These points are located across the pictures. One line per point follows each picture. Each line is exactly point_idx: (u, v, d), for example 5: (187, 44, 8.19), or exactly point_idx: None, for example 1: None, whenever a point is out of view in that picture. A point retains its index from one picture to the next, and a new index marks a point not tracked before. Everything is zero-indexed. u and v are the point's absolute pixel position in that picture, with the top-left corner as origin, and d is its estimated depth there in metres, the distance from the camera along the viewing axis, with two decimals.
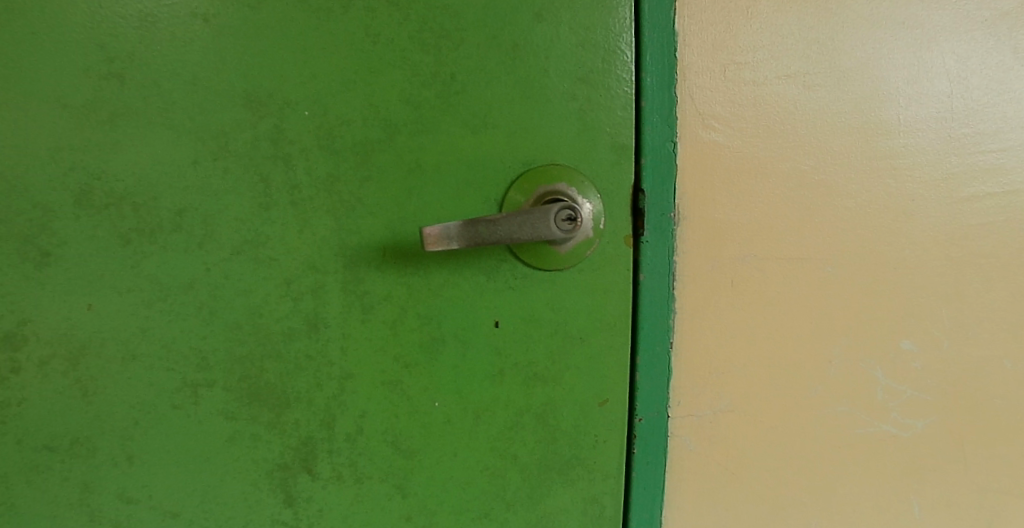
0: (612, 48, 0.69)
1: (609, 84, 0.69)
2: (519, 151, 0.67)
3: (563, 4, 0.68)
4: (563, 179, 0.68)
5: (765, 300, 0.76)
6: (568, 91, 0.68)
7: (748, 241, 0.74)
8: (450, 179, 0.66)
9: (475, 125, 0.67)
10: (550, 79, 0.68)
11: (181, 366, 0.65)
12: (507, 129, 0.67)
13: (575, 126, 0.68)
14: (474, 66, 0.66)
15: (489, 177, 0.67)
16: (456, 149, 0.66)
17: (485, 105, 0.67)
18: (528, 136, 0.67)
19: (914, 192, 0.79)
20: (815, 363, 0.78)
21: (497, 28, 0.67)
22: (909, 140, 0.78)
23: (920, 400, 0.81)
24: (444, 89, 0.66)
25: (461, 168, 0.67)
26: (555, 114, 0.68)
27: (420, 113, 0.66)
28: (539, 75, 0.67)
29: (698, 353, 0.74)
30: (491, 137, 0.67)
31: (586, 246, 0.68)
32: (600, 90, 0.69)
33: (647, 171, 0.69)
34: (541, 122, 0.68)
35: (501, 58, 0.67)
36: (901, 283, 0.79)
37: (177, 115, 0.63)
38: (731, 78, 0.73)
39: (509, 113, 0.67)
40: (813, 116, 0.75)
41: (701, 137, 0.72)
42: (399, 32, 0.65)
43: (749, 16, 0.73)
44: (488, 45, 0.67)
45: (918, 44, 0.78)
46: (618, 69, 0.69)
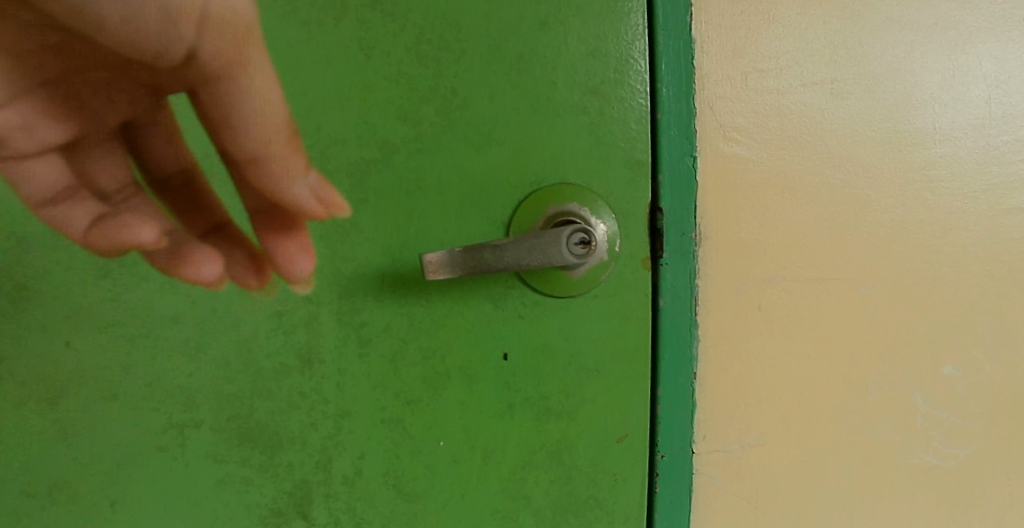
0: (625, 57, 0.64)
1: (622, 95, 0.64)
2: (527, 169, 0.63)
3: (571, 10, 0.63)
4: (575, 199, 0.63)
5: (795, 324, 0.70)
6: (576, 105, 0.64)
7: (776, 262, 0.69)
8: (453, 200, 0.62)
9: (478, 141, 0.62)
10: (559, 91, 0.63)
11: (167, 405, 0.61)
12: (513, 145, 0.63)
13: (587, 141, 0.64)
14: (476, 79, 0.62)
15: (495, 197, 0.62)
16: (459, 167, 0.62)
17: (489, 120, 0.62)
18: (534, 153, 0.63)
19: (952, 205, 0.73)
20: (849, 392, 0.72)
21: (501, 37, 0.62)
22: (947, 150, 0.73)
23: (963, 427, 0.75)
24: (444, 103, 0.62)
25: (464, 188, 0.62)
26: (564, 129, 0.63)
27: (420, 130, 0.62)
28: (547, 86, 0.63)
29: (724, 383, 0.69)
30: (496, 154, 0.62)
31: (600, 270, 0.63)
32: (613, 103, 0.64)
33: (665, 189, 0.65)
34: (547, 138, 0.63)
35: (505, 69, 0.62)
36: (940, 303, 0.74)
37: (159, 138, 0.59)
38: (753, 87, 0.68)
39: (515, 128, 0.63)
40: (842, 126, 0.70)
41: (723, 150, 0.67)
42: (396, 43, 0.61)
43: (770, 20, 0.68)
44: (492, 55, 0.62)
45: (953, 47, 0.72)
46: (631, 79, 0.64)
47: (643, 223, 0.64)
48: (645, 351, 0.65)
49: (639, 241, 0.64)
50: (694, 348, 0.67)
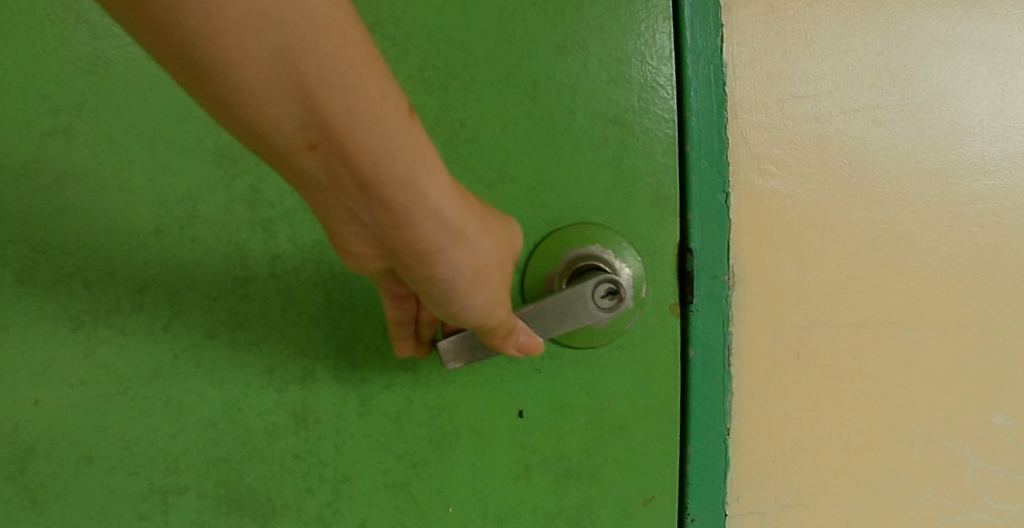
0: (649, 83, 0.60)
1: (645, 125, 0.60)
2: (542, 208, 0.59)
3: (589, 33, 0.59)
4: (596, 241, 0.59)
5: (836, 373, 0.64)
6: (596, 137, 0.60)
7: (815, 306, 0.63)
8: None
9: (490, 179, 0.59)
10: (577, 122, 0.59)
11: (147, 470, 0.55)
12: (527, 182, 0.59)
13: (608, 176, 0.60)
14: (487, 109, 0.59)
15: None
16: None
17: (502, 154, 0.59)
18: (552, 188, 0.59)
19: (1004, 241, 0.68)
20: (893, 447, 0.66)
21: (513, 63, 0.59)
22: (997, 182, 0.67)
23: (1019, 482, 0.69)
24: (454, 136, 0.59)
25: None
26: (583, 163, 0.59)
27: None
28: (563, 117, 0.59)
29: (760, 439, 0.63)
30: (509, 192, 0.59)
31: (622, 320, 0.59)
32: (636, 133, 0.60)
33: (694, 228, 0.60)
34: (565, 175, 0.59)
35: (519, 98, 0.59)
36: (992, 347, 0.68)
37: (137, 177, 0.54)
38: (790, 115, 0.62)
39: (530, 163, 0.59)
40: (883, 157, 0.65)
41: (758, 185, 0.61)
42: (397, 72, 0.58)
43: (807, 41, 0.63)
44: (504, 84, 0.59)
45: (1005, 69, 0.67)
46: (657, 107, 0.60)
47: (668, 266, 0.60)
48: (669, 405, 0.60)
49: (664, 285, 0.60)
50: (724, 403, 0.61)
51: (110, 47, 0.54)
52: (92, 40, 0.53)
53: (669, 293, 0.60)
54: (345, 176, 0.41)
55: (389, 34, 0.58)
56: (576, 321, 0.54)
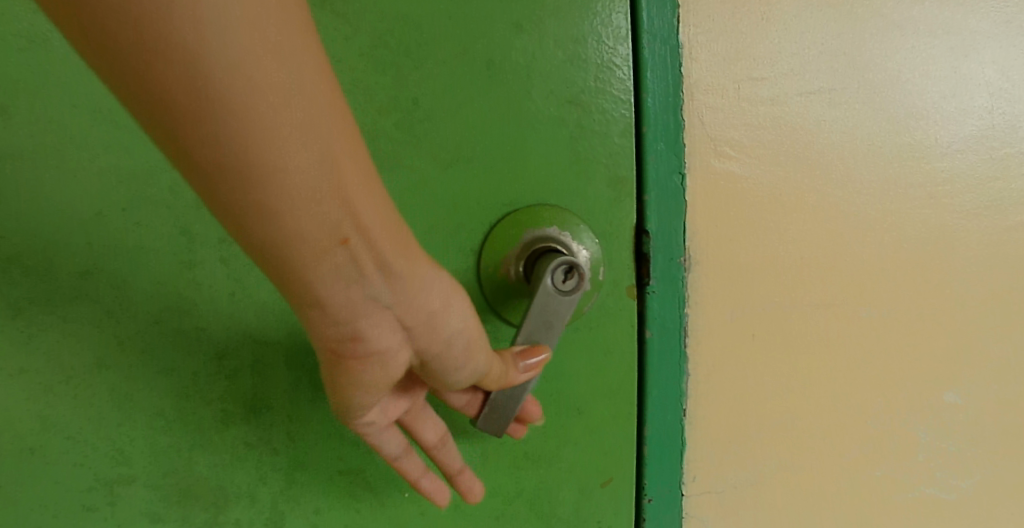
0: (606, 64, 0.59)
1: (602, 106, 0.59)
2: (499, 190, 0.59)
3: (546, 11, 0.59)
4: (554, 223, 0.59)
5: (791, 354, 0.65)
6: (553, 119, 0.59)
7: (770, 287, 0.64)
8: (416, 224, 0.58)
9: (445, 159, 0.58)
10: (534, 102, 0.59)
11: (93, 460, 0.54)
12: (483, 164, 0.59)
13: (566, 158, 0.59)
14: (442, 89, 0.58)
15: (466, 222, 0.59)
16: (425, 189, 0.58)
17: (457, 135, 0.58)
18: (509, 169, 0.59)
19: (956, 223, 0.69)
20: (847, 426, 0.67)
21: (468, 42, 0.58)
22: (949, 165, 0.68)
23: (967, 457, 0.71)
24: (408, 117, 0.58)
25: (433, 211, 0.58)
26: (540, 144, 0.59)
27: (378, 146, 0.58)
28: (521, 96, 0.59)
29: (717, 420, 0.63)
30: (465, 173, 0.58)
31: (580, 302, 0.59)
32: (593, 114, 0.59)
33: (651, 209, 0.60)
34: (523, 157, 0.59)
35: (475, 78, 0.58)
36: (942, 326, 0.69)
37: (76, 158, 0.52)
38: (746, 96, 0.62)
39: (486, 144, 0.58)
40: (839, 139, 0.65)
41: (714, 166, 0.62)
42: (349, 50, 0.57)
43: (765, 22, 0.63)
44: (459, 63, 0.58)
45: (958, 53, 0.67)
46: (614, 88, 0.59)
47: (626, 247, 0.60)
48: (625, 386, 0.61)
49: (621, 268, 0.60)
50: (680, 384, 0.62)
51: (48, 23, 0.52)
52: (27, 15, 0.51)
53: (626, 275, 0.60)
54: (362, 256, 0.40)
55: (341, 9, 0.57)
56: (572, 306, 0.51)
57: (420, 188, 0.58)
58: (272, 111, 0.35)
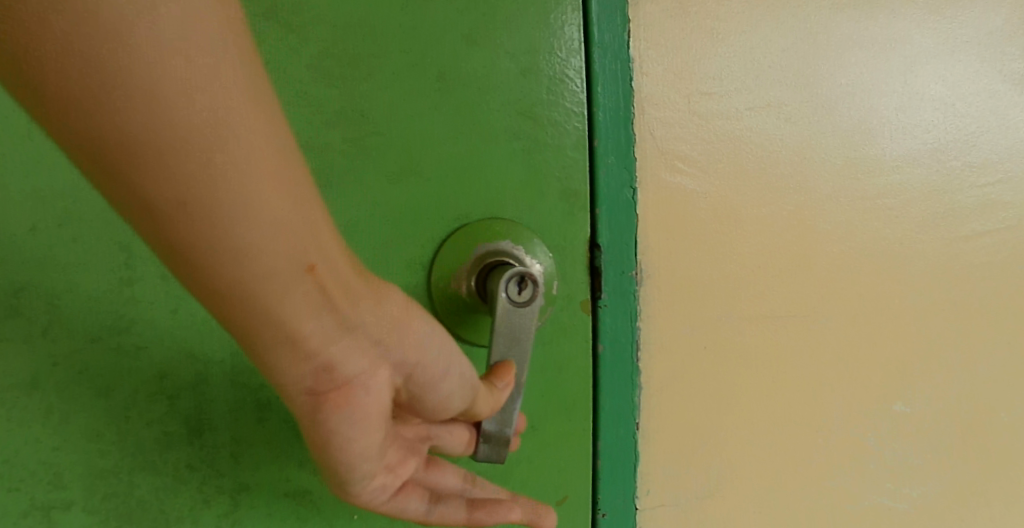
0: (558, 75, 0.59)
1: (555, 118, 0.59)
2: (449, 205, 0.58)
3: (496, 22, 0.58)
4: (507, 237, 0.58)
5: (745, 366, 0.65)
6: (502, 133, 0.59)
7: (722, 300, 0.64)
8: (365, 238, 0.57)
9: (393, 172, 0.58)
10: (485, 114, 0.58)
11: (27, 485, 0.52)
12: (435, 177, 0.58)
13: (519, 171, 0.59)
14: (390, 101, 0.57)
15: (416, 236, 0.58)
16: (374, 202, 0.57)
17: (406, 147, 0.58)
18: (460, 182, 0.58)
19: (905, 236, 0.71)
20: (801, 436, 0.68)
21: (418, 52, 0.57)
22: (900, 176, 0.70)
23: (918, 465, 0.72)
24: (355, 128, 0.57)
25: (382, 224, 0.57)
26: (493, 158, 0.59)
27: (325, 159, 0.57)
28: (473, 109, 0.58)
29: (671, 432, 0.64)
30: (415, 187, 0.58)
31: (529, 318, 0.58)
32: (545, 126, 0.59)
33: (602, 222, 0.60)
34: (473, 172, 0.58)
35: (425, 90, 0.58)
36: (892, 335, 0.70)
37: (7, 172, 0.51)
38: (697, 110, 0.63)
39: (437, 157, 0.58)
40: (788, 152, 0.66)
41: (665, 180, 0.62)
42: (294, 61, 0.56)
43: (715, 36, 0.63)
44: (409, 74, 0.57)
45: (913, 70, 0.69)
46: (566, 100, 0.59)
47: (577, 262, 0.60)
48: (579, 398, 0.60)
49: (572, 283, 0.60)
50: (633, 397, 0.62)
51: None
52: None
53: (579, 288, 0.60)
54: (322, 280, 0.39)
55: (286, 20, 0.56)
56: (535, 314, 0.51)
57: (370, 201, 0.57)
58: (243, 133, 0.35)
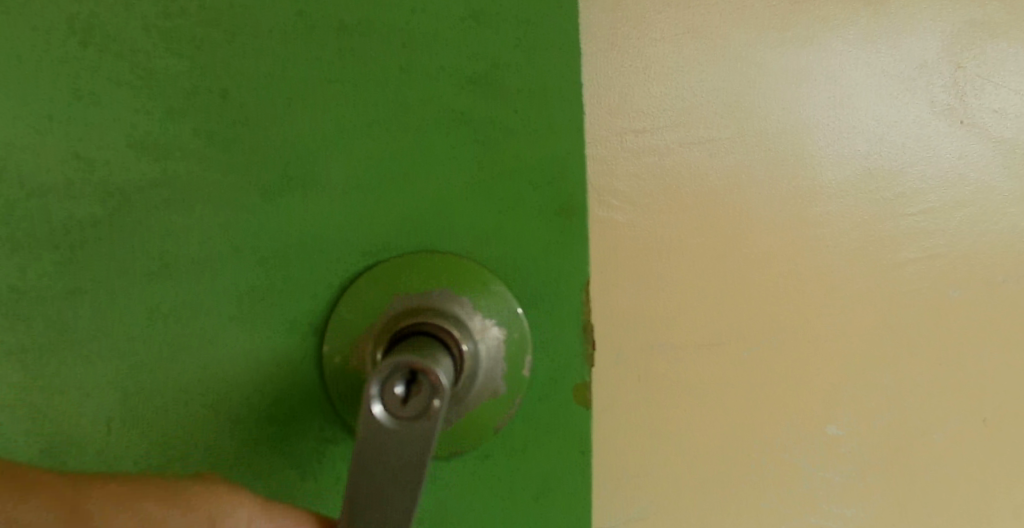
0: (526, 86, 0.67)
1: (508, 136, 0.67)
2: (405, 225, 0.66)
3: (472, 51, 0.67)
4: (468, 280, 0.64)
5: (680, 390, 0.69)
6: (478, 190, 0.67)
7: (655, 327, 0.69)
8: (321, 244, 0.66)
9: (356, 192, 0.66)
10: (442, 141, 0.67)
11: None
12: (390, 197, 0.66)
13: (468, 194, 0.67)
14: (360, 124, 0.67)
15: (370, 252, 0.66)
16: (326, 213, 0.66)
17: (369, 169, 0.66)
18: (412, 206, 0.66)
19: (834, 263, 0.74)
20: (733, 460, 0.70)
21: (392, 82, 0.67)
22: (827, 208, 0.74)
23: (855, 488, 0.73)
24: (320, 139, 0.66)
25: (332, 233, 0.66)
26: (444, 183, 0.67)
27: (294, 165, 0.66)
28: (431, 135, 0.67)
29: (608, 450, 0.68)
30: (370, 205, 0.66)
31: (511, 390, 0.65)
32: (498, 143, 0.67)
33: (537, 258, 0.66)
34: (441, 221, 0.66)
35: (393, 116, 0.67)
36: (825, 357, 0.73)
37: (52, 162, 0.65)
38: (630, 146, 0.68)
39: (393, 178, 0.67)
40: (722, 185, 0.70)
41: (599, 216, 0.68)
42: (283, 76, 0.67)
43: (649, 75, 0.69)
44: (381, 101, 0.67)
45: (839, 104, 0.75)
46: (533, 110, 0.67)
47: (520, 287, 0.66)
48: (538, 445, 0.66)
49: (563, 357, 0.66)
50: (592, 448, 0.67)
51: (42, 79, 0.66)
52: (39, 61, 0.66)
53: (574, 355, 0.66)
54: None
55: (285, 54, 0.67)
56: (426, 434, 0.46)
57: (325, 212, 0.66)
58: None
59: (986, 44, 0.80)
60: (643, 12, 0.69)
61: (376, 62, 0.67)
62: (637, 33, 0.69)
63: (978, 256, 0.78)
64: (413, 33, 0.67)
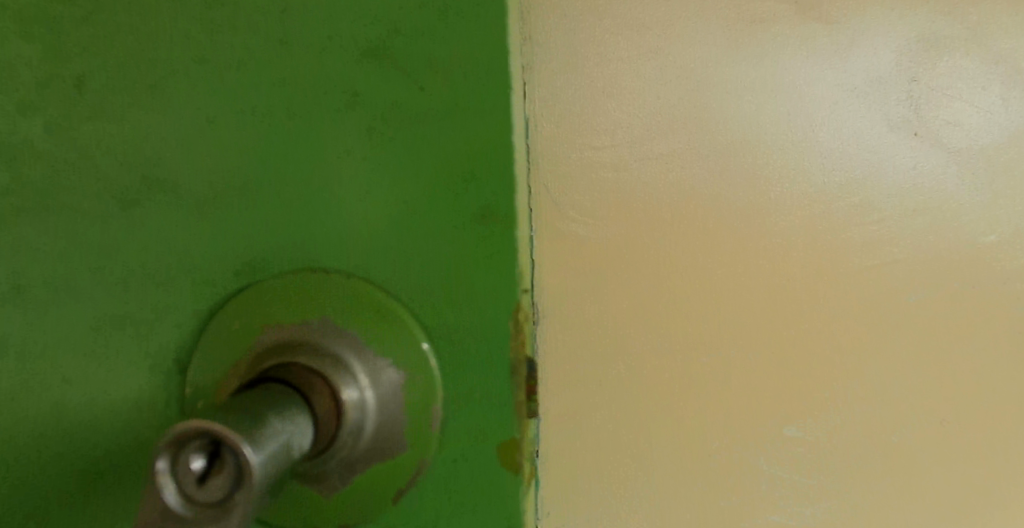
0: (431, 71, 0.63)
1: (412, 127, 0.62)
2: (308, 224, 0.63)
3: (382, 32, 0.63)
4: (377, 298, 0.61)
5: (637, 395, 0.73)
6: (400, 229, 0.62)
7: (612, 338, 0.72)
8: (221, 244, 0.63)
9: (262, 188, 0.63)
10: (345, 131, 0.63)
11: None
12: (293, 194, 0.63)
13: (371, 190, 0.62)
14: (264, 115, 0.63)
15: (272, 254, 0.63)
16: (229, 211, 0.63)
17: (273, 164, 0.63)
18: (317, 201, 0.63)
19: (788, 273, 0.78)
20: (690, 461, 0.75)
21: (296, 69, 0.63)
22: (780, 219, 0.77)
23: (808, 485, 0.78)
24: (222, 130, 0.64)
25: (235, 230, 0.63)
26: (347, 178, 0.62)
27: (198, 157, 0.64)
28: (335, 124, 0.63)
29: (571, 450, 0.73)
30: (271, 202, 0.63)
31: (426, 403, 0.61)
32: (403, 132, 0.62)
33: (450, 253, 0.61)
34: (366, 254, 0.62)
35: (299, 103, 0.63)
36: (782, 364, 0.77)
37: None
38: (588, 164, 0.71)
39: (298, 173, 0.63)
40: (676, 197, 0.73)
41: (559, 229, 0.70)
42: (189, 65, 0.64)
43: (605, 94, 0.71)
44: (287, 88, 0.63)
45: (795, 119, 0.78)
46: (439, 96, 0.62)
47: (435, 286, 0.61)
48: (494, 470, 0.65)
49: (484, 407, 0.61)
50: (524, 498, 0.60)
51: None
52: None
53: (499, 405, 0.61)
54: None
55: (193, 42, 0.64)
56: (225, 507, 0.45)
57: (228, 208, 0.63)
58: None
59: (939, 56, 0.84)
60: (597, 33, 0.72)
61: (303, 81, 0.63)
62: (593, 54, 0.72)
63: (935, 261, 0.83)
64: (343, 47, 0.63)
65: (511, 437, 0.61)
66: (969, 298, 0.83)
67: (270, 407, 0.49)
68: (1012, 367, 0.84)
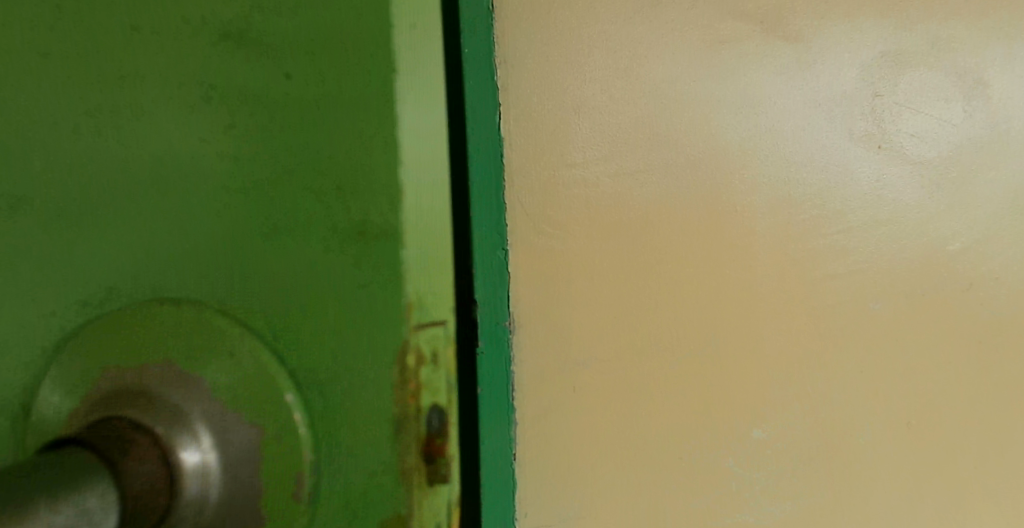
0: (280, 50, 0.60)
1: (264, 115, 0.60)
2: (179, 217, 0.62)
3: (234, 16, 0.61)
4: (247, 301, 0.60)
5: (612, 401, 0.75)
6: (285, 263, 0.59)
7: (587, 346, 0.74)
8: (106, 237, 0.64)
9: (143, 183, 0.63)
10: (206, 121, 0.61)
11: None
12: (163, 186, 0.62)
13: (235, 183, 0.61)
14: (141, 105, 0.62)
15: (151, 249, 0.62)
16: (113, 202, 0.63)
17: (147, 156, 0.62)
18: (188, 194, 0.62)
19: (757, 282, 0.81)
20: (666, 463, 0.77)
21: (167, 57, 0.62)
22: (747, 231, 0.80)
23: (777, 485, 0.81)
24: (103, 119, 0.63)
25: (118, 224, 0.63)
26: (211, 169, 0.61)
27: (82, 148, 0.64)
28: (201, 115, 0.61)
29: (544, 458, 0.74)
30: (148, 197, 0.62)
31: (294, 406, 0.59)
32: (259, 120, 0.60)
33: (303, 239, 0.59)
34: (254, 289, 0.60)
35: (166, 95, 0.62)
36: (751, 369, 0.80)
37: None
38: (560, 180, 0.74)
39: (169, 168, 0.62)
40: (644, 211, 0.76)
41: (533, 242, 0.73)
42: (74, 53, 0.64)
43: (577, 114, 0.75)
44: (158, 79, 0.62)
45: (760, 135, 0.81)
46: (284, 80, 0.60)
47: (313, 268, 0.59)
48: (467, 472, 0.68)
49: (370, 449, 0.58)
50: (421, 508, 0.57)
51: None
52: None
53: (380, 471, 0.58)
54: None
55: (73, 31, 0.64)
56: None
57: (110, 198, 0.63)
58: None
59: (902, 72, 0.87)
60: (570, 56, 0.75)
61: (173, 64, 0.62)
62: (566, 76, 0.74)
63: (898, 269, 0.87)
64: (205, 35, 0.61)
65: (399, 514, 0.57)
66: (932, 304, 0.88)
67: (61, 483, 0.52)
68: (971, 370, 0.89)
